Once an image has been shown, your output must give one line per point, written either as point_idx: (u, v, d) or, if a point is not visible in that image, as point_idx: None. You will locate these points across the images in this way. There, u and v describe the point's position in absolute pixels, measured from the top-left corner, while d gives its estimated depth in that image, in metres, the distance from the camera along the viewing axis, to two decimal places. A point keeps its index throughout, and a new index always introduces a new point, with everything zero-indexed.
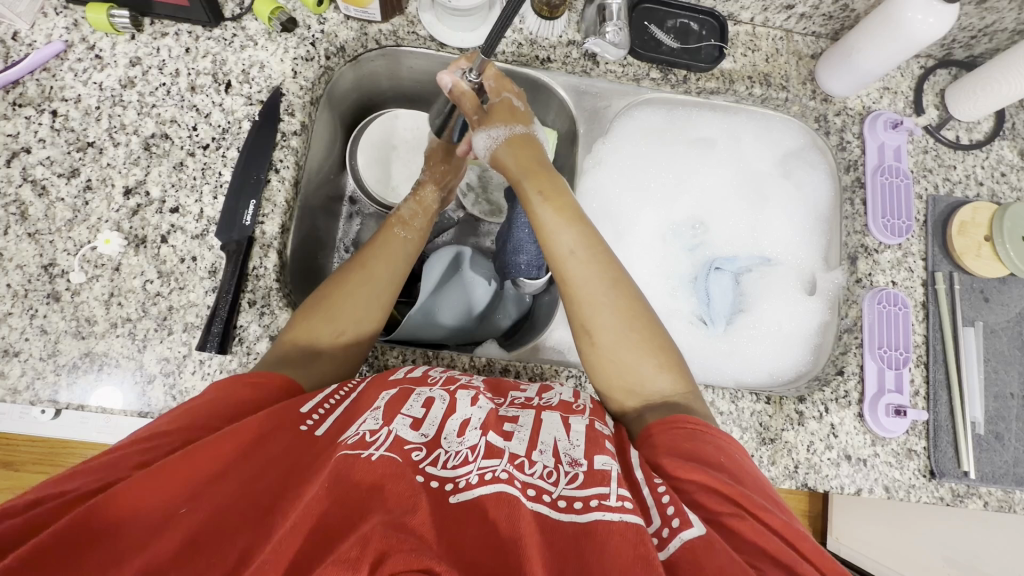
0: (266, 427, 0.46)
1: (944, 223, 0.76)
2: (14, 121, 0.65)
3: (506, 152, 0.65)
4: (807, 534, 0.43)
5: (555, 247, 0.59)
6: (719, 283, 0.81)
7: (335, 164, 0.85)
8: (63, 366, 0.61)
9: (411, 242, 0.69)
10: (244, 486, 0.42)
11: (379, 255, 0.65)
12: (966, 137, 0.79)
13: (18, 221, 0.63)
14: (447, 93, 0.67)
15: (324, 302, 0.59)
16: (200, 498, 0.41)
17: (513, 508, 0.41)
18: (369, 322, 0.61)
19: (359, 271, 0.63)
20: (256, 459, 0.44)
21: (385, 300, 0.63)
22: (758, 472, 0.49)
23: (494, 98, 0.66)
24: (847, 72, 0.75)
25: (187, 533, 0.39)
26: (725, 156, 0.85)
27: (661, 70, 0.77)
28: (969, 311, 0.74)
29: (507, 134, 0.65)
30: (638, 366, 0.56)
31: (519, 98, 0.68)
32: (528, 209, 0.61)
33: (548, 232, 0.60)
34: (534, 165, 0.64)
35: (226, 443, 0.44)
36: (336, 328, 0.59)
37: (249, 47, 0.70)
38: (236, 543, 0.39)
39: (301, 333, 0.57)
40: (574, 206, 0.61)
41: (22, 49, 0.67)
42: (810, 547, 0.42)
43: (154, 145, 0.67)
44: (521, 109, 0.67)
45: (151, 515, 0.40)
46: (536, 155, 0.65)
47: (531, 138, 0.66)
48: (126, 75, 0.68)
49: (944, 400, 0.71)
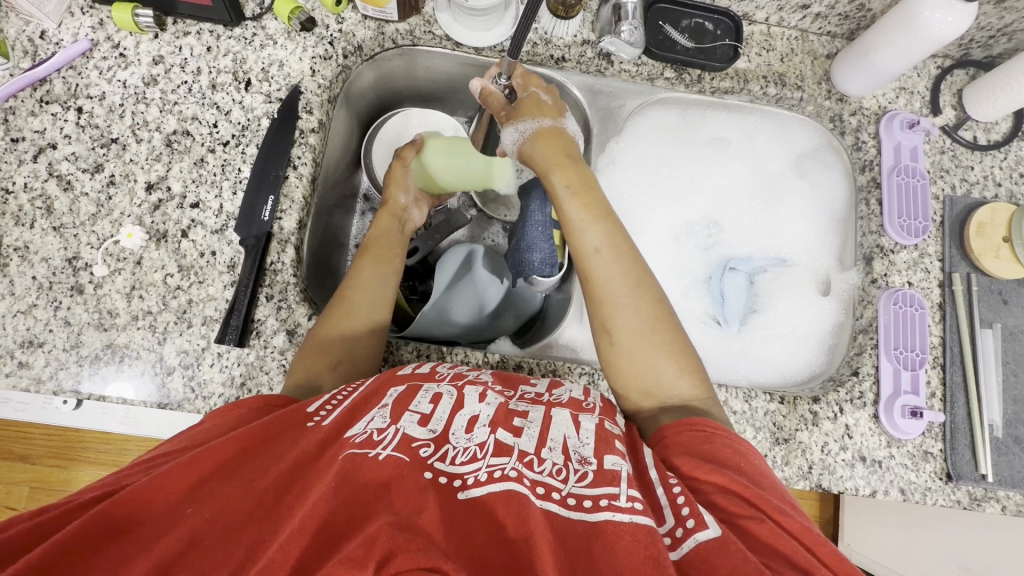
0: (274, 429, 0.46)
1: (962, 224, 0.76)
2: (41, 117, 0.67)
3: (532, 144, 0.66)
4: (826, 541, 0.42)
5: (583, 243, 0.60)
6: (733, 284, 0.81)
7: (350, 163, 0.86)
8: (85, 357, 0.62)
9: (385, 265, 0.70)
10: (250, 483, 0.42)
11: (356, 286, 0.66)
12: (984, 138, 0.79)
13: (43, 215, 0.65)
14: (476, 98, 0.70)
15: (313, 340, 0.61)
16: (205, 499, 0.41)
17: (522, 506, 0.41)
18: (361, 345, 0.62)
19: (338, 303, 0.64)
20: (263, 457, 0.44)
21: (369, 322, 0.64)
22: (777, 478, 0.48)
23: (522, 95, 0.68)
24: (864, 72, 0.74)
25: (193, 532, 0.39)
26: (739, 155, 0.85)
27: (676, 69, 0.77)
28: (987, 313, 0.73)
29: (536, 126, 0.66)
30: (660, 368, 0.56)
31: (547, 93, 0.69)
32: (557, 203, 0.63)
33: (577, 228, 0.61)
34: (565, 157, 0.64)
35: (232, 444, 0.44)
36: (331, 359, 0.60)
37: (269, 46, 0.71)
38: (244, 541, 0.38)
39: (301, 375, 0.58)
40: (601, 202, 0.62)
41: (50, 48, 0.69)
42: (829, 552, 0.42)
43: (176, 141, 0.68)
44: (549, 103, 0.68)
45: (158, 518, 0.40)
46: (569, 148, 0.65)
47: (562, 130, 0.67)
48: (149, 73, 0.69)
49: (961, 402, 0.70)
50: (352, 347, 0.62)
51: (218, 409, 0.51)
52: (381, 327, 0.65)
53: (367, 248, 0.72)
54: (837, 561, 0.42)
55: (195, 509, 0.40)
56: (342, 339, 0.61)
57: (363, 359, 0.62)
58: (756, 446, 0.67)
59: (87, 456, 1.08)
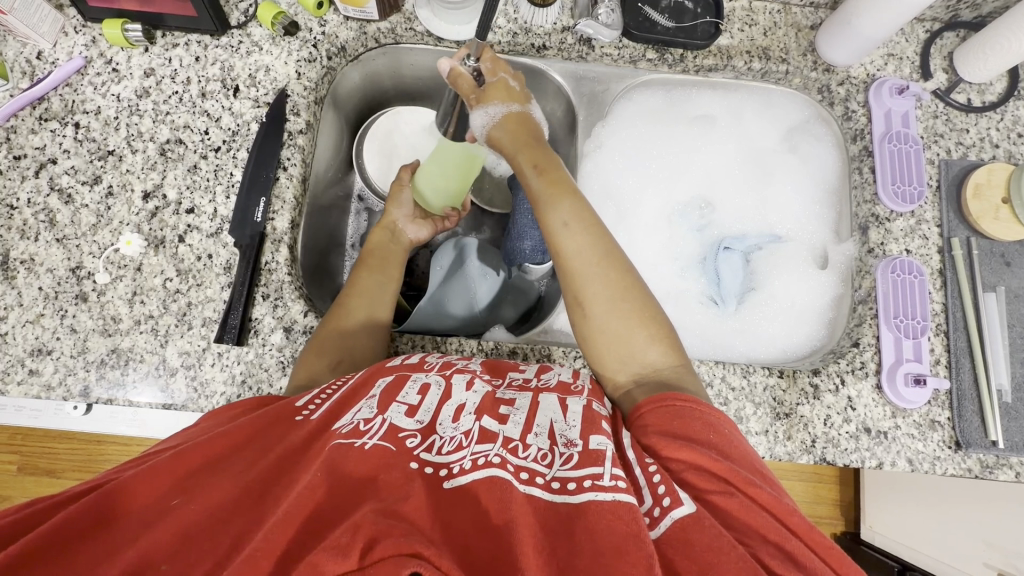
0: (262, 423, 0.47)
1: (958, 188, 0.74)
2: (41, 134, 0.69)
3: (500, 129, 0.67)
4: (796, 510, 0.43)
5: (550, 220, 0.60)
6: (728, 263, 0.80)
7: (343, 164, 0.87)
8: (91, 362, 0.64)
9: (382, 274, 0.71)
10: (238, 476, 0.42)
11: (356, 294, 0.67)
12: (978, 99, 0.77)
13: (47, 228, 0.67)
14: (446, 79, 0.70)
15: (312, 343, 0.61)
16: (192, 490, 0.41)
17: (504, 492, 0.41)
18: (363, 347, 0.63)
19: (338, 308, 0.65)
20: (250, 451, 0.45)
21: (368, 325, 0.65)
22: (750, 448, 0.48)
23: (490, 78, 0.68)
24: (849, 40, 0.73)
25: (178, 523, 0.39)
26: (727, 132, 0.85)
27: (658, 50, 0.78)
28: (990, 276, 0.72)
29: (505, 111, 0.67)
30: (631, 338, 0.56)
31: (516, 79, 0.69)
32: (523, 182, 0.63)
33: (544, 205, 0.61)
34: (532, 142, 0.65)
35: (222, 440, 0.45)
36: (331, 359, 0.60)
37: (255, 52, 0.73)
38: (229, 531, 0.39)
39: (302, 375, 0.59)
40: (566, 181, 0.62)
41: (46, 67, 0.71)
42: (800, 522, 0.42)
43: (170, 150, 0.70)
44: (518, 89, 0.68)
45: (145, 510, 0.40)
46: (535, 135, 0.66)
47: (529, 117, 0.67)
48: (141, 85, 0.72)
49: (967, 368, 0.69)
50: (350, 348, 0.62)
51: (212, 411, 0.52)
52: (378, 331, 0.66)
53: (366, 259, 0.73)
54: (808, 531, 0.42)
55: (181, 502, 0.41)
56: (342, 340, 0.62)
57: (363, 357, 0.63)
58: (756, 422, 0.67)
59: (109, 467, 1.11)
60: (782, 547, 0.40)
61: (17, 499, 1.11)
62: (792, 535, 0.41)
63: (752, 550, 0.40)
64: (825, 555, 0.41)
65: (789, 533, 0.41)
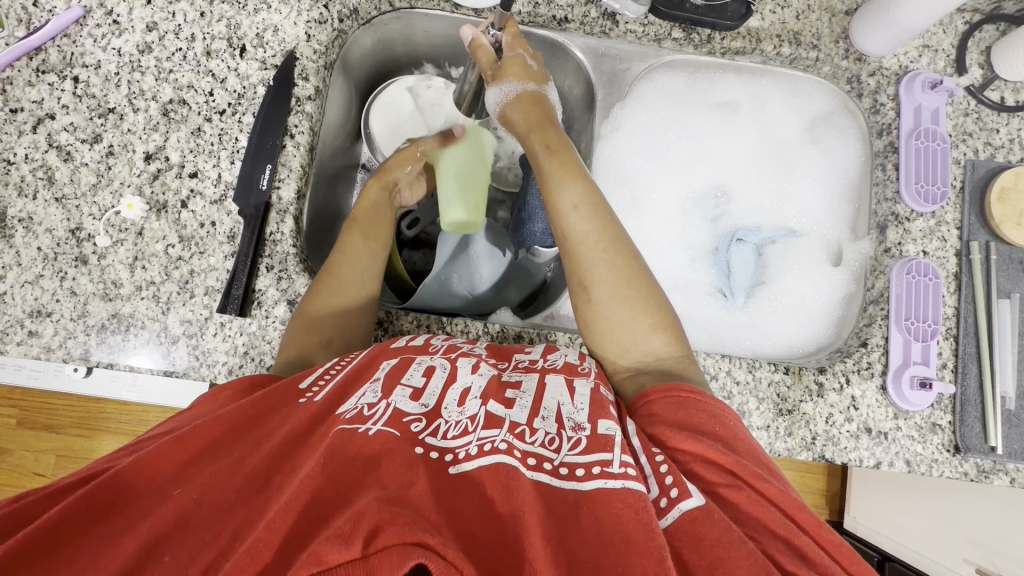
0: (264, 407, 0.46)
1: (983, 190, 0.72)
2: (38, 87, 0.67)
3: (514, 110, 0.65)
4: (804, 506, 0.43)
5: (559, 201, 0.59)
6: (740, 255, 0.78)
7: (351, 133, 0.84)
8: (92, 326, 0.63)
9: (373, 241, 0.68)
10: (241, 461, 0.42)
11: (343, 261, 0.64)
12: (1012, 98, 0.75)
13: (45, 186, 0.65)
14: (465, 46, 0.67)
15: (302, 316, 0.59)
16: (194, 479, 0.41)
17: (511, 480, 0.40)
18: (354, 334, 0.61)
19: (326, 279, 0.61)
20: (252, 436, 0.44)
21: (362, 304, 0.63)
22: (756, 441, 0.48)
23: (508, 53, 0.65)
24: (883, 29, 0.70)
25: (180, 512, 0.39)
26: (749, 121, 0.82)
27: (684, 29, 0.75)
28: (1006, 282, 0.71)
29: (519, 90, 0.65)
30: (634, 325, 0.55)
31: (534, 58, 0.66)
32: (534, 162, 0.62)
33: (555, 186, 0.60)
34: (543, 123, 0.64)
35: (222, 423, 0.44)
36: (322, 339, 0.59)
37: (263, 10, 0.69)
38: (231, 520, 0.38)
39: (292, 350, 0.57)
40: (576, 163, 0.61)
41: (43, 15, 0.68)
42: (808, 519, 0.42)
43: (172, 111, 0.67)
44: (535, 69, 0.66)
45: (146, 498, 0.40)
46: (549, 114, 0.65)
47: (544, 96, 0.65)
48: (143, 40, 0.68)
49: (973, 373, 0.69)
50: (345, 329, 0.60)
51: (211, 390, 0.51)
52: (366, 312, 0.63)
53: (355, 222, 0.69)
54: (818, 529, 0.41)
55: (183, 488, 0.41)
56: (333, 320, 0.60)
57: (351, 335, 0.61)
58: (759, 416, 0.67)
59: (107, 426, 1.12)
60: (791, 543, 0.39)
61: (16, 452, 1.12)
62: (800, 531, 0.41)
63: (761, 545, 0.39)
64: (830, 549, 0.41)
65: (798, 529, 0.41)
